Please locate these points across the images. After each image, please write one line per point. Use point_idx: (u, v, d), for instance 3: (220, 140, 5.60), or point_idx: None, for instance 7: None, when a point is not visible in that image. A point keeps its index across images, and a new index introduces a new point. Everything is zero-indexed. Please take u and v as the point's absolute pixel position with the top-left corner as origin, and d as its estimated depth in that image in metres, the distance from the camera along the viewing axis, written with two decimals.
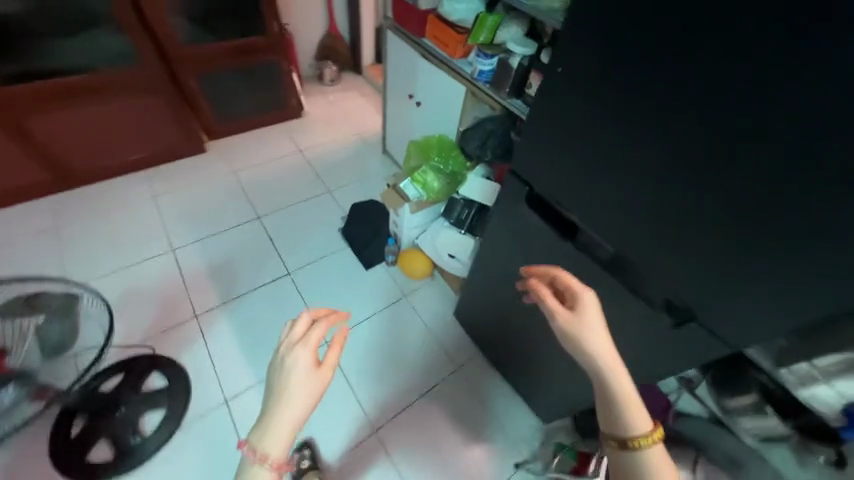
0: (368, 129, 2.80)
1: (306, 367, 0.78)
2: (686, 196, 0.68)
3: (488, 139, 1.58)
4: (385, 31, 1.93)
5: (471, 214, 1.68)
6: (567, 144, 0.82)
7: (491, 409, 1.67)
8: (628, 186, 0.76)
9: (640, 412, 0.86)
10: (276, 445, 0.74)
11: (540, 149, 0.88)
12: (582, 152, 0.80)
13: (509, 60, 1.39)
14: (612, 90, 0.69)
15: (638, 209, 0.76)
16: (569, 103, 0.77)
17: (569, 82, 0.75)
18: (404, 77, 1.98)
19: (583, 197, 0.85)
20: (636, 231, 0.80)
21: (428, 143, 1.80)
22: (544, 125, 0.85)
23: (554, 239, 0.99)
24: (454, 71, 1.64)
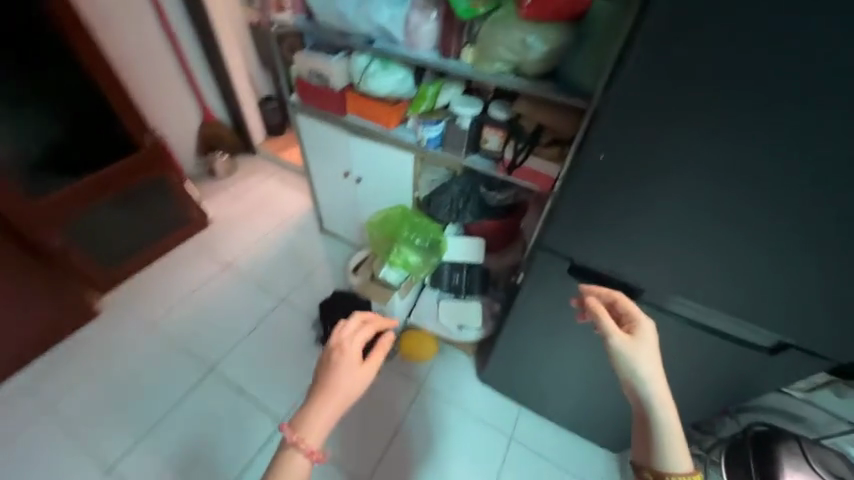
0: (293, 211, 2.47)
1: (354, 357, 0.71)
2: (771, 251, 0.68)
3: (456, 200, 1.50)
4: (296, 115, 1.72)
5: (464, 275, 1.60)
6: (619, 220, 0.78)
7: (563, 463, 1.57)
8: (699, 250, 0.74)
9: (681, 449, 0.74)
10: (315, 426, 0.65)
11: (584, 226, 0.84)
12: (640, 224, 0.77)
13: (458, 121, 1.32)
14: (672, 171, 0.68)
15: (713, 267, 0.75)
16: (618, 184, 0.74)
17: (617, 166, 0.72)
18: (332, 156, 1.79)
19: (646, 265, 0.82)
20: (713, 286, 0.78)
21: (391, 220, 1.64)
22: (586, 205, 0.81)
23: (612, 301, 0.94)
24: (395, 142, 1.52)
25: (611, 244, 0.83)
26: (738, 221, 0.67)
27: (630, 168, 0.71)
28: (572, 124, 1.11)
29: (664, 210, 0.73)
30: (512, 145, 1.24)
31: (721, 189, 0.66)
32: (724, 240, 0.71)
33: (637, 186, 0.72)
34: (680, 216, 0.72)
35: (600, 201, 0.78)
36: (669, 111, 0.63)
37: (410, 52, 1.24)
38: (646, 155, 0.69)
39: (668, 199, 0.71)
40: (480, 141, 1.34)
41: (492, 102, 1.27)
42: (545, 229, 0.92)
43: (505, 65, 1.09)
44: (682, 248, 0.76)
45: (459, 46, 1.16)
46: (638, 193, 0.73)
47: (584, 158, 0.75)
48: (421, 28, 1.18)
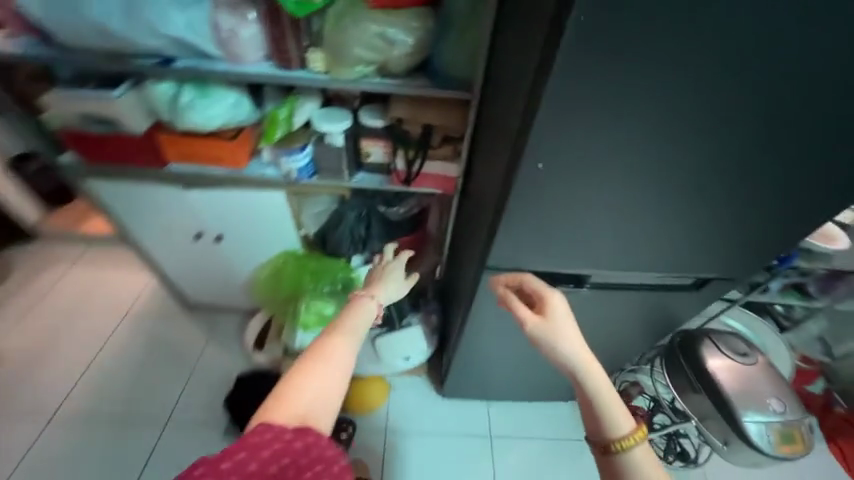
0: (133, 300, 1.82)
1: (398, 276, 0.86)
2: (694, 213, 0.73)
3: (356, 229, 1.27)
4: (87, 181, 1.19)
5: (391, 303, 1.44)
6: (568, 218, 0.73)
7: (549, 433, 1.59)
8: (638, 228, 0.76)
9: (619, 407, 0.68)
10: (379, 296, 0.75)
11: (533, 233, 0.77)
12: (589, 217, 0.73)
13: (327, 140, 1.09)
14: (613, 160, 0.64)
15: (650, 238, 0.78)
16: (560, 188, 0.69)
17: (558, 172, 0.66)
18: (170, 220, 1.32)
19: (592, 252, 0.81)
20: (651, 252, 0.81)
21: (285, 275, 1.36)
22: (529, 216, 0.74)
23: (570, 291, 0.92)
24: (256, 183, 1.19)
25: (563, 241, 0.79)
26: (668, 197, 0.70)
27: (570, 172, 0.66)
28: (459, 117, 1.00)
29: (610, 199, 0.70)
30: (402, 155, 1.09)
31: (659, 168, 0.65)
32: (658, 215, 0.73)
33: (582, 183, 0.67)
34: (620, 204, 0.71)
35: (546, 204, 0.72)
36: (604, 110, 0.58)
37: (232, 69, 0.92)
38: (586, 157, 0.64)
39: (607, 193, 0.69)
40: (361, 156, 1.15)
41: (360, 110, 1.07)
42: (489, 247, 0.83)
43: (368, 67, 0.89)
44: (628, 228, 0.75)
45: (301, 52, 0.91)
46: (579, 193, 0.69)
47: (523, 173, 0.66)
48: (241, 35, 0.88)
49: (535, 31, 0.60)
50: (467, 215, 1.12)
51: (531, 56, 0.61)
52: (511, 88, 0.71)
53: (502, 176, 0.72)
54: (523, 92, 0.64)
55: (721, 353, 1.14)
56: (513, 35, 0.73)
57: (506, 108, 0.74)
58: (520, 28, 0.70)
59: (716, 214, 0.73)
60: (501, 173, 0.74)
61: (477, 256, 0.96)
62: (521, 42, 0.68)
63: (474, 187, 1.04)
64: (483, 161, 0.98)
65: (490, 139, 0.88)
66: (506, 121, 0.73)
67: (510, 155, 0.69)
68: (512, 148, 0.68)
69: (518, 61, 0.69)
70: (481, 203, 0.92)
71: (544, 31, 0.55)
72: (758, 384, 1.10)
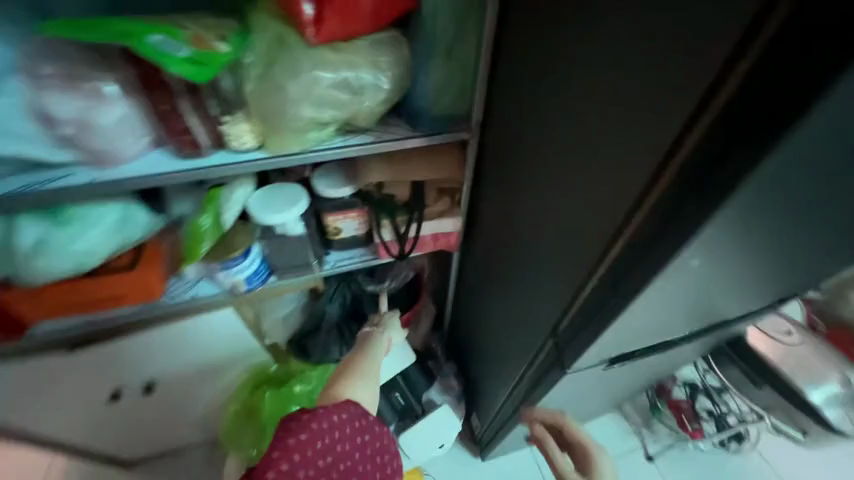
0: None
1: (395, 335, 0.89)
2: (842, 255, 0.54)
3: (343, 323, 0.97)
4: None
5: (403, 389, 1.19)
6: (693, 299, 0.51)
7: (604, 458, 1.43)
8: (767, 285, 0.57)
9: None
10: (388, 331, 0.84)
11: (640, 322, 0.54)
12: (720, 289, 0.51)
13: (281, 232, 0.79)
14: (785, 226, 0.41)
15: (772, 288, 0.60)
16: (702, 279, 0.46)
17: (712, 263, 0.43)
18: (58, 390, 0.88)
19: (703, 320, 0.61)
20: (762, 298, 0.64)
21: (264, 415, 0.91)
22: (644, 315, 0.51)
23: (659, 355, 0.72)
24: (188, 309, 0.85)
25: (673, 319, 0.57)
26: (819, 246, 0.51)
27: (726, 260, 0.43)
28: (453, 163, 0.76)
29: (757, 266, 0.48)
30: (387, 225, 0.82)
31: (832, 216, 0.44)
32: (798, 267, 0.54)
33: (732, 261, 0.44)
34: (765, 271, 0.50)
35: (670, 295, 0.48)
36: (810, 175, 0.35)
37: (100, 175, 0.57)
38: (756, 238, 0.41)
39: (756, 266, 0.48)
40: (328, 236, 0.85)
41: (314, 178, 0.78)
42: (576, 352, 0.59)
43: (325, 128, 0.61)
44: (759, 284, 0.55)
45: (213, 124, 0.59)
46: (722, 277, 0.47)
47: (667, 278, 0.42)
48: (97, 124, 0.54)
49: (676, 58, 0.35)
50: (481, 273, 0.88)
51: (677, 101, 0.35)
52: (598, 141, 0.45)
53: (607, 271, 0.48)
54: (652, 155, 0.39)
55: (768, 336, 1.07)
56: (570, 58, 0.48)
57: (584, 166, 0.48)
58: (596, 46, 0.44)
59: None
60: (597, 263, 0.48)
61: (532, 344, 0.71)
62: (610, 69, 0.42)
63: (490, 244, 0.80)
64: (499, 214, 0.73)
65: (522, 192, 0.64)
66: (592, 186, 0.48)
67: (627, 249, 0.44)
68: (634, 240, 0.43)
69: (604, 97, 0.43)
70: (532, 282, 0.66)
71: (722, 63, 0.31)
72: (813, 363, 1.05)
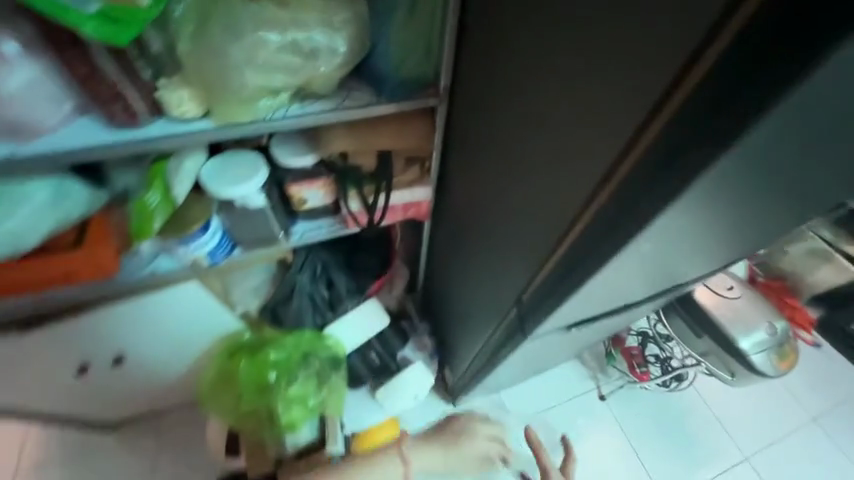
0: (16, 448, 1.30)
1: None
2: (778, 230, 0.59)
3: (316, 293, 0.98)
4: None
5: (378, 350, 1.23)
6: (644, 273, 0.54)
7: (562, 398, 1.59)
8: (715, 257, 0.61)
9: None
10: None
11: (596, 295, 0.57)
12: (668, 266, 0.55)
13: (241, 205, 0.74)
14: (730, 212, 0.43)
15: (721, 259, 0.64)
16: (654, 256, 0.49)
17: (664, 242, 0.45)
18: (20, 366, 0.86)
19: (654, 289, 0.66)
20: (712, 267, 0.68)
21: (241, 379, 1.01)
22: (600, 288, 0.54)
23: (612, 321, 0.78)
24: (146, 285, 0.81)
25: (626, 290, 0.61)
26: (770, 224, 0.53)
27: (677, 241, 0.45)
28: (423, 132, 0.73)
29: (703, 244, 0.51)
30: (355, 195, 0.79)
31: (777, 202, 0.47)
32: (746, 241, 0.57)
33: (681, 243, 0.46)
34: (715, 246, 0.53)
35: (624, 272, 0.51)
36: (767, 163, 0.35)
37: (18, 147, 0.52)
38: (708, 220, 0.42)
39: (707, 243, 0.50)
40: (294, 207, 0.82)
41: (273, 149, 0.73)
42: (538, 321, 0.63)
43: (279, 95, 0.57)
44: (705, 258, 0.59)
45: (149, 91, 0.53)
46: (675, 254, 0.50)
47: (624, 257, 0.44)
48: (9, 88, 0.48)
49: (652, 40, 0.33)
50: (452, 243, 0.89)
51: (645, 87, 0.35)
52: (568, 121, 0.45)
53: (569, 250, 0.50)
54: (617, 142, 0.39)
55: (713, 290, 1.17)
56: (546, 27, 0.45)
57: (554, 146, 0.48)
58: (572, 17, 0.41)
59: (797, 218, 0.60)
60: (560, 240, 0.50)
61: (498, 311, 0.75)
62: (583, 46, 0.41)
63: (460, 215, 0.80)
64: (470, 186, 0.72)
65: (491, 166, 0.63)
66: (560, 167, 0.48)
67: (588, 229, 0.46)
68: (594, 223, 0.44)
69: (576, 75, 0.42)
70: (500, 254, 0.69)
71: (699, 48, 0.30)
72: (749, 313, 1.16)
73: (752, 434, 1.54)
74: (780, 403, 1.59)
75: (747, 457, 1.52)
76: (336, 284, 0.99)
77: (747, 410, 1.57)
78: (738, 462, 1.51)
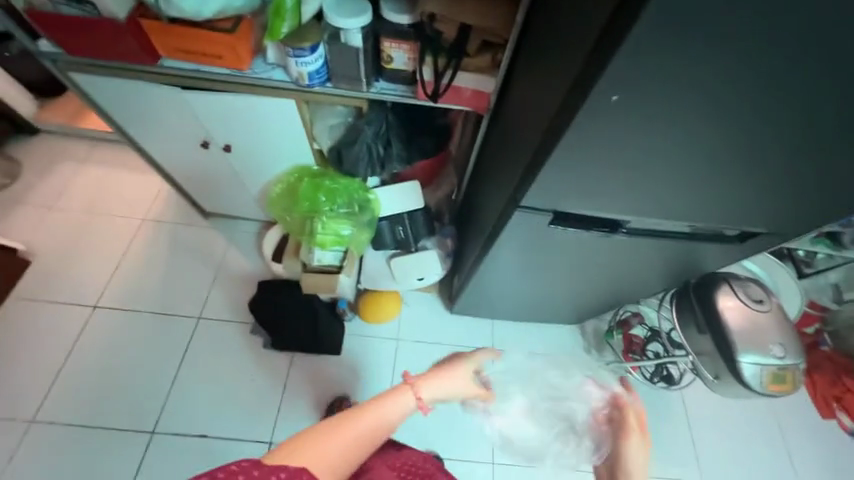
0: (151, 201, 1.85)
1: (468, 373, 0.90)
2: (758, 171, 0.66)
3: (374, 147, 1.16)
4: (74, 75, 1.06)
5: (407, 226, 1.41)
6: (616, 162, 0.66)
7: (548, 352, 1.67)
8: (692, 183, 0.69)
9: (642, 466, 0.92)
10: (431, 383, 0.84)
11: (575, 173, 0.70)
12: (640, 163, 0.66)
13: (342, 38, 0.92)
14: (684, 103, 0.55)
15: (701, 191, 0.71)
16: (621, 130, 0.60)
17: (630, 111, 0.57)
18: (170, 123, 1.20)
19: (635, 202, 0.75)
20: (698, 204, 0.75)
21: (299, 195, 1.29)
22: (575, 157, 0.67)
23: (599, 237, 0.87)
24: (259, 87, 1.06)
25: (606, 187, 0.72)
26: (739, 146, 0.61)
27: (634, 113, 0.57)
28: (503, 15, 0.83)
29: (671, 146, 0.62)
30: (430, 63, 0.92)
31: (737, 115, 0.56)
32: (721, 166, 0.65)
33: (642, 124, 0.59)
34: (683, 156, 0.63)
35: (598, 146, 0.64)
36: (701, 37, 0.47)
37: None
38: (661, 94, 0.54)
39: (672, 137, 0.60)
40: (382, 62, 0.99)
41: (382, 1, 0.89)
42: (525, 190, 0.76)
43: None
44: (682, 178, 0.68)
45: None
46: (639, 138, 0.61)
47: (588, 115, 0.58)
48: None
49: None
50: (500, 143, 1.02)
51: None
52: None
53: (559, 112, 0.63)
54: (605, 13, 0.53)
55: (738, 299, 1.15)
56: None
57: (574, 28, 0.61)
58: None
59: (783, 170, 0.66)
60: (556, 107, 0.64)
61: (506, 193, 0.89)
62: None
63: (512, 111, 0.92)
64: (525, 79, 0.83)
65: (542, 52, 0.75)
66: (576, 41, 0.61)
67: (575, 89, 0.58)
68: (580, 81, 0.57)
69: None
70: (521, 137, 0.82)
71: None
72: (765, 331, 1.12)
73: (722, 462, 1.50)
74: (768, 450, 1.51)
75: None
76: (393, 148, 1.17)
77: (727, 438, 1.53)
78: None
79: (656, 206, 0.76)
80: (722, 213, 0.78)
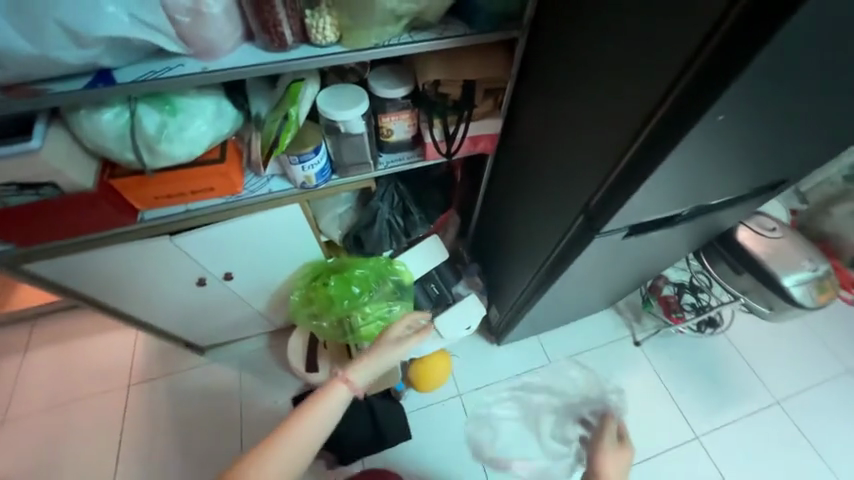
0: (130, 359, 1.57)
1: (398, 341, 0.87)
2: (818, 139, 0.67)
3: (393, 219, 1.12)
4: (31, 265, 0.88)
5: (437, 281, 1.38)
6: (701, 175, 0.64)
7: (598, 343, 1.68)
8: (760, 167, 0.70)
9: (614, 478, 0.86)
10: (359, 369, 0.80)
11: (657, 195, 0.67)
12: (721, 168, 0.64)
13: (342, 130, 0.86)
14: (781, 109, 0.52)
15: (765, 170, 0.72)
16: (716, 149, 0.57)
17: (729, 130, 0.53)
18: (156, 275, 1.04)
19: (704, 197, 0.76)
20: (757, 179, 0.76)
21: (325, 296, 1.18)
22: (666, 182, 0.63)
23: (661, 232, 0.89)
24: (256, 205, 0.95)
25: (680, 196, 0.71)
26: (814, 124, 0.61)
27: (736, 130, 0.53)
28: (502, 62, 0.85)
29: (756, 146, 0.60)
30: (437, 124, 0.91)
31: (823, 102, 0.55)
32: (791, 146, 0.66)
33: (737, 138, 0.56)
34: (762, 150, 0.62)
35: (688, 168, 0.60)
36: (817, 48, 0.43)
37: (207, 65, 0.64)
38: (766, 107, 0.51)
39: (759, 140, 0.59)
40: (382, 137, 0.95)
41: (371, 81, 0.86)
42: (604, 224, 0.73)
43: (399, 22, 0.68)
44: (754, 166, 0.68)
45: (300, 18, 0.65)
46: (730, 149, 0.58)
47: (687, 144, 0.53)
48: (209, 11, 0.59)
49: None
50: (521, 174, 1.00)
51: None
52: (647, 18, 0.53)
53: (643, 146, 0.58)
54: (688, 44, 0.48)
55: (754, 233, 1.25)
56: None
57: (627, 59, 0.58)
58: None
59: (840, 130, 0.68)
60: (631, 142, 0.60)
61: (565, 224, 0.84)
62: None
63: (532, 143, 0.91)
64: (545, 109, 0.82)
65: (567, 85, 0.73)
66: (639, 62, 0.56)
67: (661, 118, 0.54)
68: (668, 106, 0.52)
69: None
70: (566, 166, 0.80)
71: None
72: (790, 253, 1.23)
73: (784, 379, 1.60)
74: (811, 353, 1.64)
75: (778, 401, 1.57)
76: (410, 216, 1.13)
77: (776, 355, 1.64)
78: (769, 404, 1.57)
79: (720, 194, 0.77)
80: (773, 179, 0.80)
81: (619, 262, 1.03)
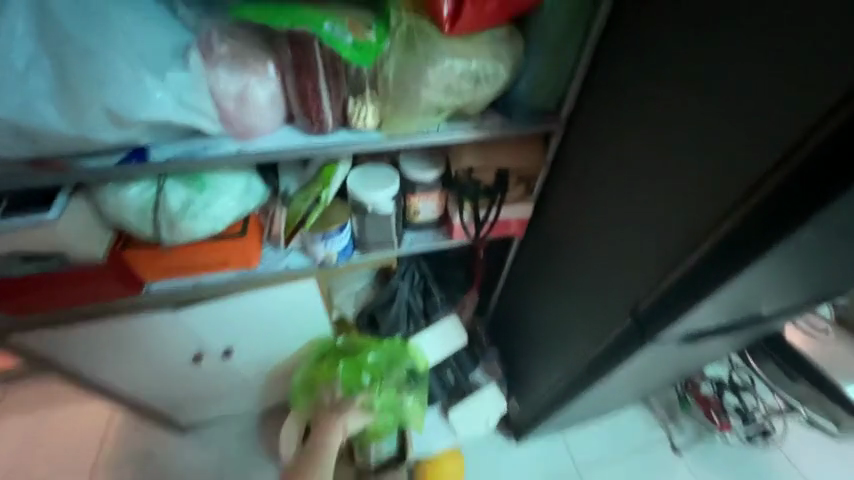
0: (99, 437, 1.37)
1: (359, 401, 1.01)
2: None
3: (413, 300, 1.08)
4: (19, 335, 0.80)
5: (451, 366, 1.26)
6: (772, 280, 0.57)
7: (632, 448, 1.46)
8: (829, 275, 0.63)
9: None
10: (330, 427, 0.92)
11: (723, 302, 0.60)
12: (793, 275, 0.58)
13: (369, 210, 0.83)
14: None
15: (834, 278, 0.66)
16: (793, 257, 0.52)
17: (811, 240, 0.48)
18: (148, 348, 0.94)
19: (766, 303, 0.68)
20: (824, 287, 0.69)
21: (331, 382, 1.06)
22: (735, 290, 0.56)
23: (716, 339, 0.80)
24: (271, 281, 0.90)
25: (744, 301, 0.64)
26: None
27: (818, 240, 0.49)
28: (536, 153, 0.85)
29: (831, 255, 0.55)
30: (467, 208, 0.88)
31: None
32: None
33: (815, 247, 0.51)
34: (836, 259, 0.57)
35: (762, 275, 0.54)
36: None
37: (244, 146, 0.63)
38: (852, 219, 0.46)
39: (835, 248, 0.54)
40: (408, 217, 0.92)
41: (402, 163, 0.85)
42: (660, 329, 0.65)
43: (440, 114, 0.68)
44: (825, 274, 0.62)
45: (342, 106, 0.66)
46: (806, 255, 0.53)
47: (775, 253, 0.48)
48: (255, 96, 0.60)
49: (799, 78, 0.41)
50: (551, 261, 0.94)
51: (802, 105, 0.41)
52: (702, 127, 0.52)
53: (712, 252, 0.53)
54: (763, 155, 0.45)
55: (802, 332, 1.14)
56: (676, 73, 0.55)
57: (679, 164, 0.56)
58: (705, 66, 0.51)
59: None
60: (695, 246, 0.55)
61: (609, 322, 0.76)
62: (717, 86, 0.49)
63: (564, 231, 0.86)
64: (580, 200, 0.79)
65: (606, 179, 0.71)
66: (694, 169, 0.53)
67: (736, 224, 0.49)
68: (743, 212, 0.48)
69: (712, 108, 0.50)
70: (608, 259, 0.74)
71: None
72: (849, 359, 1.11)
73: None
74: None
75: None
76: (429, 294, 1.10)
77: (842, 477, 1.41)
78: None
79: (784, 300, 0.70)
80: (839, 286, 0.73)
81: (665, 366, 0.91)
